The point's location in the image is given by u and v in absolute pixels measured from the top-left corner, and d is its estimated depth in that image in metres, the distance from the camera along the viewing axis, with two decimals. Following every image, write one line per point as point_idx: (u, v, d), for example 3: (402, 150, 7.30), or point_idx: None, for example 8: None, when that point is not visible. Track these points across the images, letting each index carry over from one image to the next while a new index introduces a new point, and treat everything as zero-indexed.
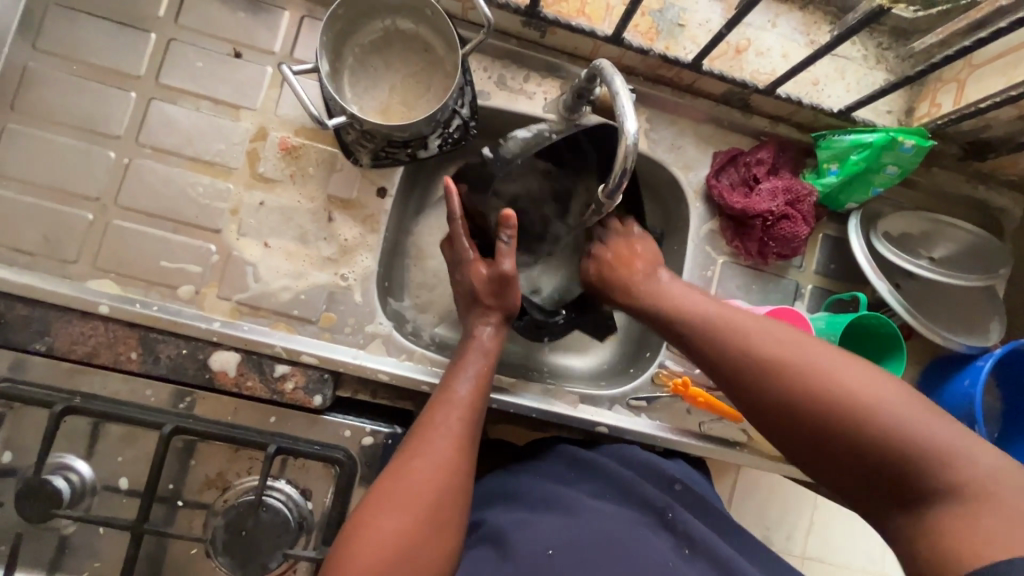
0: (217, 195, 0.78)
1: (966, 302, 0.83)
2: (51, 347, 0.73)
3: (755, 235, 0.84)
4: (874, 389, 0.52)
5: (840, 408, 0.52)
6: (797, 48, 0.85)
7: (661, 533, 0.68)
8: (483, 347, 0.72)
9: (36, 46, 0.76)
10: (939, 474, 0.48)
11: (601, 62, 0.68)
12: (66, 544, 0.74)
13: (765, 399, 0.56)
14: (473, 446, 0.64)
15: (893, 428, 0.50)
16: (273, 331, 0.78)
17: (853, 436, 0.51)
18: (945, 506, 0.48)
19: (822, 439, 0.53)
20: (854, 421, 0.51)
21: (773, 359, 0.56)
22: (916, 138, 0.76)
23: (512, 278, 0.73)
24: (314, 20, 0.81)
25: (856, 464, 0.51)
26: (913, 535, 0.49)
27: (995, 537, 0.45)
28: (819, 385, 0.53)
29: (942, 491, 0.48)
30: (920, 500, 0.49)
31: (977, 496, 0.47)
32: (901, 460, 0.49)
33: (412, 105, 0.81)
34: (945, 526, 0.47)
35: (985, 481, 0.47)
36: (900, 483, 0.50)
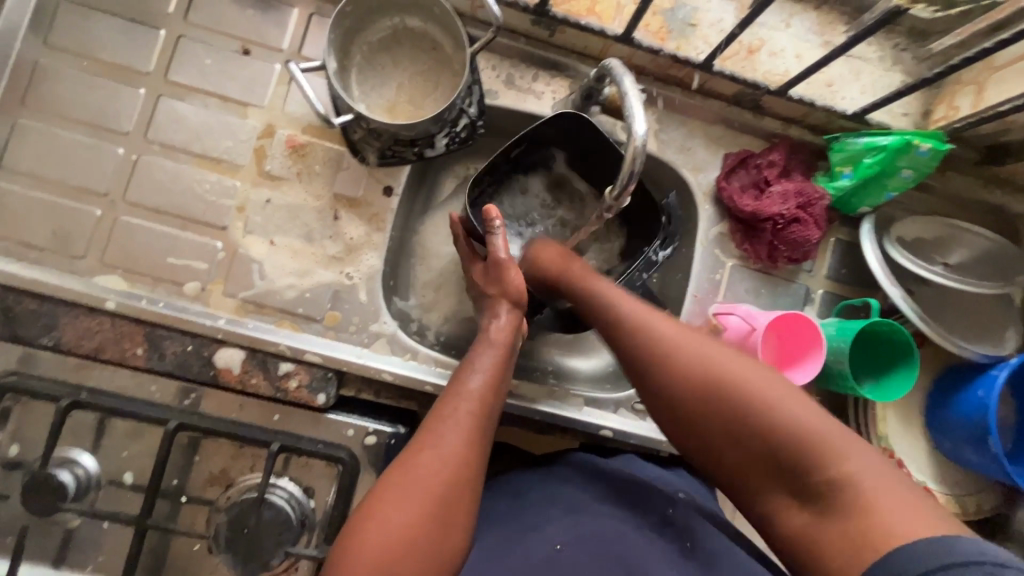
0: (223, 192, 0.78)
1: (980, 310, 0.81)
2: (59, 342, 0.73)
3: (765, 239, 0.82)
4: (753, 383, 0.56)
5: (725, 401, 0.56)
6: (811, 49, 0.84)
7: (663, 532, 0.66)
8: (492, 339, 0.70)
9: (48, 43, 0.77)
10: (823, 466, 0.50)
11: (610, 61, 0.67)
12: (71, 537, 0.75)
13: (670, 398, 0.60)
14: (483, 441, 0.63)
15: (761, 419, 0.54)
16: (278, 329, 0.78)
17: (745, 429, 0.55)
18: (838, 499, 0.49)
19: (718, 433, 0.56)
20: (742, 415, 0.55)
21: (671, 359, 0.60)
22: (933, 142, 0.74)
23: (508, 264, 0.74)
24: (323, 17, 0.81)
25: (753, 458, 0.55)
26: (808, 531, 0.51)
27: (874, 526, 0.47)
28: (710, 381, 0.57)
29: (826, 482, 0.50)
30: (811, 494, 0.51)
31: (858, 488, 0.49)
32: (791, 451, 0.52)
33: (419, 104, 0.80)
34: (836, 520, 0.49)
35: (866, 477, 0.49)
36: (788, 475, 0.52)
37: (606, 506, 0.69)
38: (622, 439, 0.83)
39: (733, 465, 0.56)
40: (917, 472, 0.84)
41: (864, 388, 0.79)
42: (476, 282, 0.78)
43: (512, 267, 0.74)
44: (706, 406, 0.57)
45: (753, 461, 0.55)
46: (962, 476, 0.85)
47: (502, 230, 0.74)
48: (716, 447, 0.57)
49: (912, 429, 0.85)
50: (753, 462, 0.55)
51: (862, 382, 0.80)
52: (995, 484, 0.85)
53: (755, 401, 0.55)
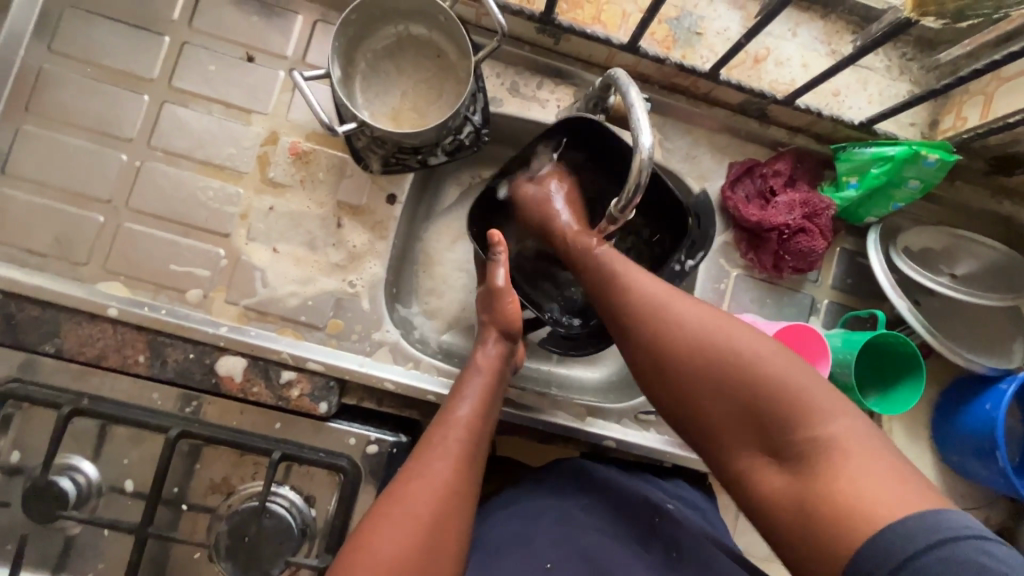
0: (227, 200, 0.78)
1: (989, 322, 0.81)
2: (61, 349, 0.73)
3: (770, 248, 0.82)
4: (746, 347, 0.57)
5: (713, 361, 0.57)
6: (818, 58, 0.83)
7: (651, 545, 0.68)
8: (480, 366, 0.71)
9: (52, 48, 0.77)
10: (808, 425, 0.52)
11: (615, 71, 0.67)
12: (71, 544, 0.74)
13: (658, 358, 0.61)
14: (474, 468, 0.64)
15: (751, 381, 0.55)
16: (280, 337, 0.77)
17: (734, 391, 0.56)
18: (816, 460, 0.51)
19: (704, 393, 0.58)
20: (733, 377, 0.56)
21: (664, 321, 0.61)
22: (940, 152, 0.73)
23: (504, 292, 0.73)
24: (327, 24, 0.81)
25: (737, 419, 0.56)
26: (787, 492, 0.52)
27: (860, 493, 0.48)
28: (704, 344, 0.58)
29: (808, 442, 0.52)
30: (794, 458, 0.52)
31: (842, 450, 0.50)
32: (777, 410, 0.54)
33: (423, 112, 0.80)
34: (818, 484, 0.50)
35: (849, 439, 0.51)
36: (772, 436, 0.54)
37: (600, 520, 0.70)
38: (625, 449, 0.82)
39: (715, 425, 0.57)
40: None
41: (870, 400, 0.78)
42: (478, 308, 0.78)
43: (507, 297, 0.73)
44: (696, 368, 0.58)
45: (736, 421, 0.56)
46: (968, 488, 0.84)
47: (503, 257, 0.74)
48: (699, 407, 0.58)
49: (919, 441, 0.84)
50: (737, 423, 0.56)
51: (867, 394, 0.79)
52: (1003, 497, 0.84)
53: (747, 364, 0.56)
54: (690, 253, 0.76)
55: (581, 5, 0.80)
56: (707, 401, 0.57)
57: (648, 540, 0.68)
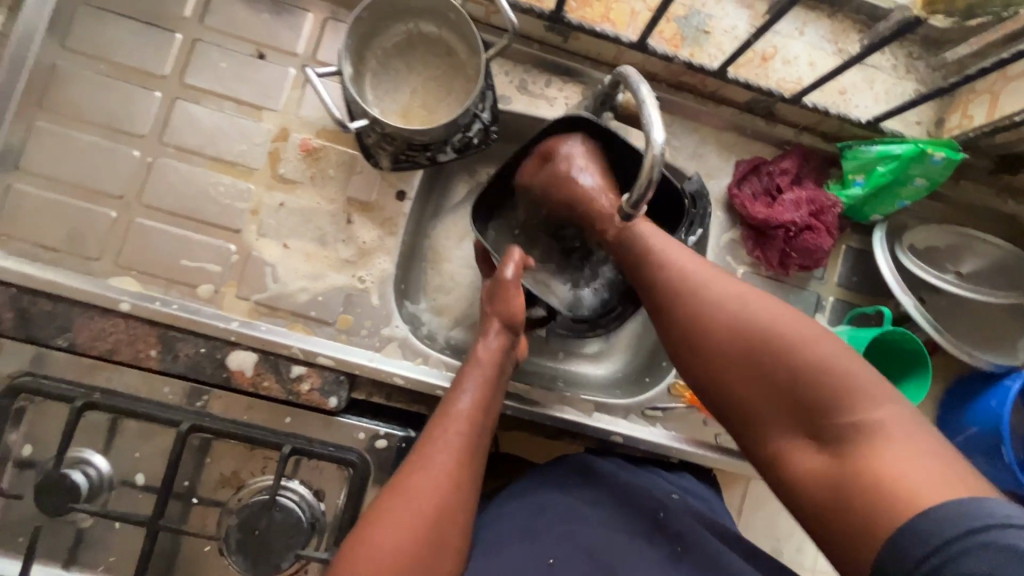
0: (238, 195, 0.78)
1: (993, 320, 0.81)
2: (73, 343, 0.74)
3: (777, 245, 0.82)
4: (793, 328, 0.57)
5: (756, 342, 0.57)
6: (825, 57, 0.84)
7: (654, 539, 0.67)
8: (480, 360, 0.71)
9: (64, 45, 0.77)
10: (853, 407, 0.53)
11: (624, 69, 0.67)
12: (83, 537, 0.75)
13: (700, 339, 0.61)
14: (474, 461, 0.64)
15: (798, 362, 0.55)
16: (290, 332, 0.78)
17: (778, 372, 0.56)
18: (860, 442, 0.52)
19: (749, 372, 0.58)
20: (778, 356, 0.56)
21: (709, 302, 0.61)
22: (946, 150, 0.74)
23: (512, 285, 0.73)
24: (338, 22, 0.81)
25: (780, 399, 0.56)
26: (829, 472, 0.53)
27: (903, 475, 0.49)
28: (750, 325, 0.58)
29: (853, 423, 0.52)
30: (837, 438, 0.53)
31: (886, 432, 0.51)
32: (821, 392, 0.54)
33: (433, 109, 0.80)
34: (862, 465, 0.51)
35: (893, 423, 0.51)
36: (816, 417, 0.54)
37: (604, 513, 0.70)
38: (632, 445, 0.83)
39: (756, 405, 0.58)
40: None
41: None
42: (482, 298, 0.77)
43: (513, 290, 0.73)
44: (741, 348, 0.58)
45: (777, 403, 0.56)
46: None
47: (516, 258, 0.74)
48: (742, 388, 0.58)
49: None
50: (779, 403, 0.56)
51: None
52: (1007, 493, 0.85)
53: (794, 346, 0.56)
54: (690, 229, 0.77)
55: (589, 4, 0.81)
56: (751, 381, 0.58)
57: (651, 533, 0.68)
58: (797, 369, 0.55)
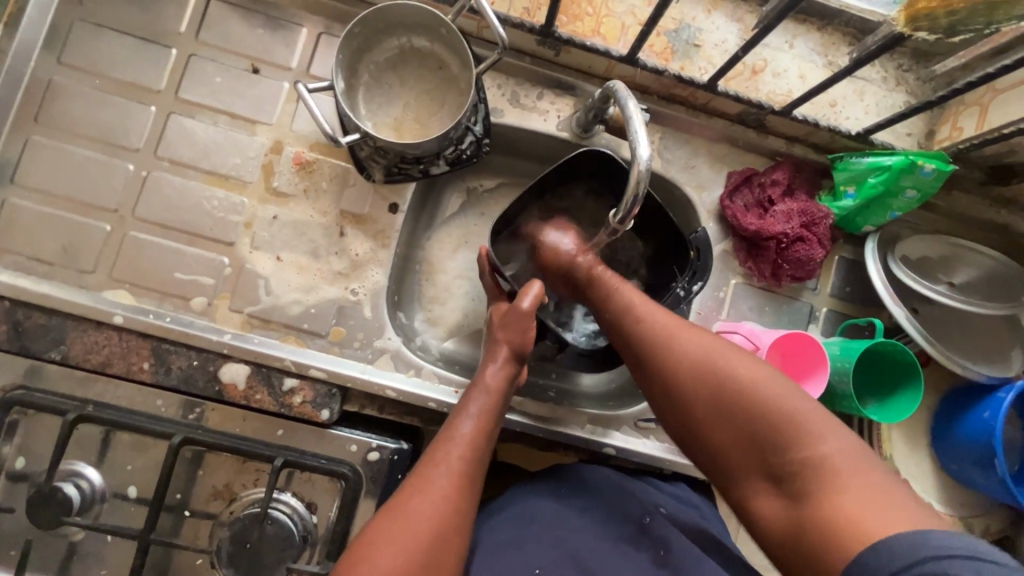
0: (231, 209, 0.79)
1: (987, 331, 0.81)
2: (66, 356, 0.74)
3: (769, 257, 0.82)
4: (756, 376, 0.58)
5: (714, 387, 0.59)
6: (815, 69, 0.84)
7: (640, 544, 0.68)
8: (486, 386, 0.71)
9: (61, 61, 0.78)
10: (808, 450, 0.53)
11: (614, 83, 0.68)
12: (75, 550, 0.75)
13: (661, 383, 0.62)
14: (473, 484, 0.64)
15: (754, 410, 0.56)
16: (282, 345, 0.78)
17: (738, 420, 0.57)
18: (816, 486, 0.52)
19: (713, 420, 0.59)
20: (734, 402, 0.58)
21: (671, 351, 0.62)
22: (937, 162, 0.74)
23: (528, 316, 0.74)
24: (331, 36, 0.82)
25: (742, 445, 0.57)
26: (788, 519, 0.54)
27: (860, 517, 0.49)
28: (710, 372, 0.59)
29: (807, 469, 0.53)
30: (795, 484, 0.54)
31: (840, 476, 0.51)
32: (777, 437, 0.55)
33: (425, 123, 0.81)
34: (817, 510, 0.51)
35: (847, 465, 0.52)
36: (774, 461, 0.55)
37: (594, 522, 0.70)
38: (625, 456, 0.83)
39: (718, 451, 0.59)
40: (923, 492, 0.84)
41: (868, 408, 0.78)
42: (491, 320, 0.77)
43: (530, 322, 0.74)
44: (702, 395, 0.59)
45: (737, 448, 0.58)
46: (968, 496, 0.84)
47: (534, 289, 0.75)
48: (703, 431, 0.60)
49: (918, 449, 0.85)
50: (741, 450, 0.57)
51: (866, 402, 0.79)
52: (1004, 505, 0.84)
53: (755, 395, 0.57)
54: (690, 281, 0.78)
55: (580, 19, 0.82)
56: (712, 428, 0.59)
57: (639, 539, 0.68)
58: (754, 414, 0.56)
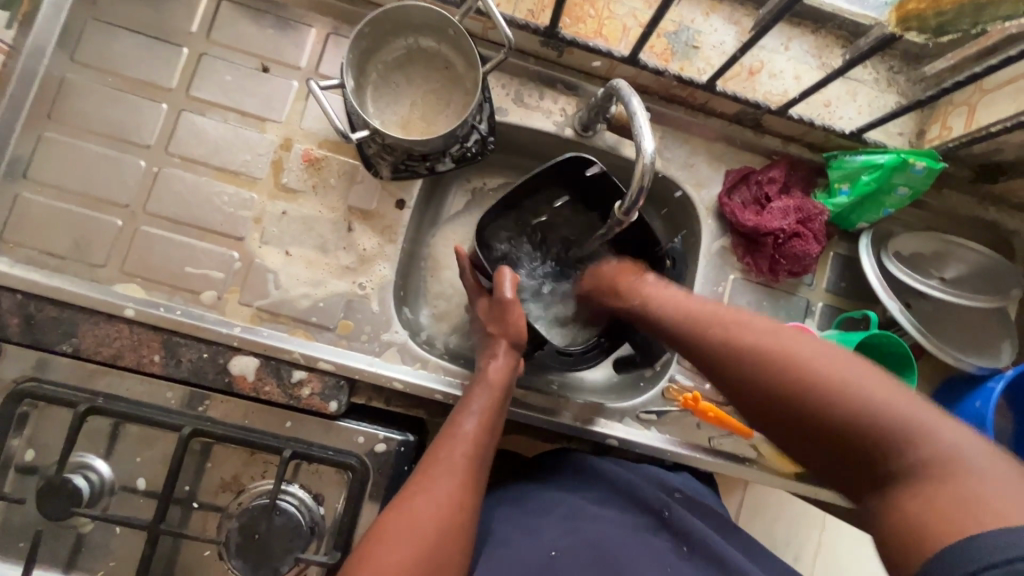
0: (241, 204, 0.80)
1: (977, 325, 0.84)
2: (77, 349, 0.75)
3: (766, 253, 0.85)
4: (841, 372, 0.56)
5: (787, 379, 0.58)
6: (809, 71, 0.87)
7: (660, 533, 0.71)
8: (489, 381, 0.73)
9: (74, 59, 0.80)
10: (902, 441, 0.51)
11: (618, 82, 0.70)
12: (83, 542, 0.76)
13: (734, 381, 0.62)
14: (477, 481, 0.66)
15: (833, 401, 0.54)
16: (291, 338, 0.79)
17: (815, 409, 0.55)
18: (916, 476, 0.50)
19: (792, 415, 0.57)
20: (812, 395, 0.56)
21: (738, 346, 0.62)
22: (927, 160, 0.78)
23: (513, 305, 0.77)
24: (340, 37, 0.84)
25: (827, 441, 0.55)
26: (885, 512, 0.51)
27: (968, 506, 0.46)
28: (788, 370, 0.58)
29: (905, 462, 0.51)
30: (889, 474, 0.52)
31: (939, 465, 0.49)
32: (865, 428, 0.53)
33: (432, 121, 0.83)
34: (914, 503, 0.49)
35: (945, 452, 0.50)
36: (869, 456, 0.53)
37: (610, 513, 0.72)
38: (629, 448, 0.84)
39: (805, 450, 0.57)
40: None
41: None
42: (480, 318, 0.80)
43: (517, 308, 0.77)
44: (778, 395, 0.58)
45: (823, 446, 0.55)
46: None
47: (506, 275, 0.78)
48: (784, 430, 0.58)
49: None
50: (828, 447, 0.55)
51: None
52: None
53: (841, 397, 0.54)
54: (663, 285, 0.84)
55: (583, 20, 0.84)
56: (792, 426, 0.57)
57: (658, 529, 0.72)
58: (834, 406, 0.54)
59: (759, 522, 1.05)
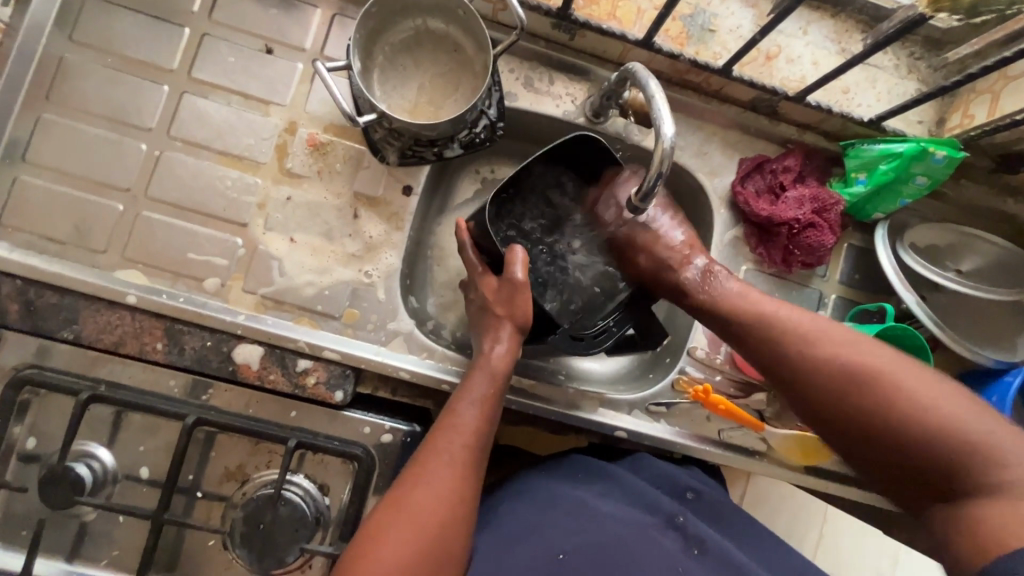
0: (245, 189, 0.79)
1: (997, 319, 0.82)
2: (78, 336, 0.74)
3: (780, 243, 0.83)
4: (930, 392, 0.60)
5: (872, 394, 0.61)
6: (828, 56, 0.85)
7: (669, 534, 0.71)
8: (491, 367, 0.71)
9: (72, 38, 0.78)
10: (976, 460, 0.57)
11: (632, 65, 0.68)
12: (86, 531, 0.75)
13: (815, 391, 0.64)
14: (478, 469, 0.66)
15: (913, 419, 0.59)
16: (296, 326, 0.78)
17: (896, 426, 0.60)
18: (982, 492, 0.56)
19: (875, 428, 0.61)
20: (897, 414, 0.60)
21: (824, 356, 0.64)
22: (947, 149, 0.76)
23: (524, 286, 0.72)
24: (345, 17, 0.82)
25: (901, 453, 0.60)
26: (949, 520, 0.58)
27: None
28: (887, 394, 0.61)
29: (977, 482, 0.56)
30: (960, 489, 0.57)
31: (1002, 485, 0.55)
32: (943, 448, 0.58)
33: (440, 105, 0.81)
34: (978, 515, 0.56)
35: (1013, 477, 0.55)
36: (941, 471, 0.58)
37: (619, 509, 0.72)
38: (636, 439, 0.83)
39: (877, 459, 0.62)
40: None
41: None
42: (485, 296, 0.75)
43: (527, 291, 0.72)
44: (874, 413, 0.61)
45: (899, 459, 0.60)
46: None
47: (515, 254, 0.73)
48: (860, 440, 0.62)
49: None
50: (902, 460, 0.60)
51: None
52: None
53: (926, 417, 0.59)
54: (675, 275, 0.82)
55: (596, 2, 0.82)
56: (869, 437, 0.61)
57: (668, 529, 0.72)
58: (917, 425, 0.59)
59: (762, 515, 1.05)
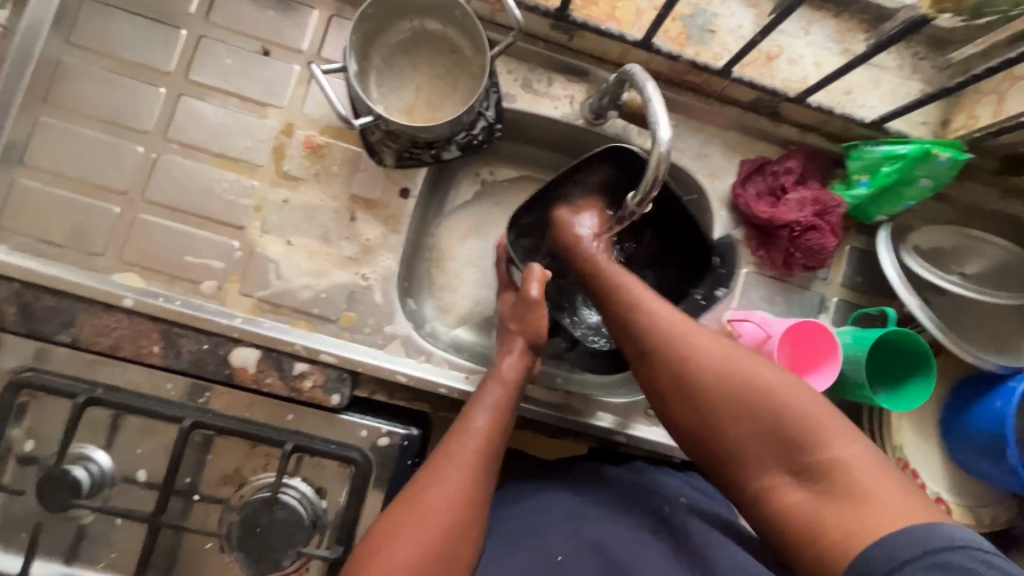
0: (242, 192, 0.78)
1: (1002, 323, 0.81)
2: (76, 339, 0.74)
3: (781, 246, 0.82)
4: (778, 379, 0.60)
5: (727, 381, 0.61)
6: (830, 57, 0.84)
7: (660, 534, 0.69)
8: (503, 377, 0.72)
9: (70, 40, 0.77)
10: (814, 445, 0.56)
11: (631, 66, 0.67)
12: (84, 533, 0.75)
13: (677, 376, 0.64)
14: (488, 475, 0.65)
15: (762, 404, 0.59)
16: (293, 329, 0.78)
17: (745, 411, 0.60)
18: (827, 479, 0.55)
19: (727, 414, 0.60)
20: (750, 398, 0.60)
21: (686, 344, 0.64)
22: (951, 151, 0.74)
23: (538, 304, 0.74)
24: (343, 19, 0.81)
25: (756, 437, 0.59)
26: (796, 508, 0.56)
27: (866, 508, 0.52)
28: (740, 379, 0.61)
29: (815, 464, 0.56)
30: (802, 474, 0.56)
31: (838, 470, 0.55)
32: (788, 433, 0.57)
33: (437, 107, 0.80)
34: (825, 501, 0.54)
35: (849, 461, 0.55)
36: (789, 456, 0.57)
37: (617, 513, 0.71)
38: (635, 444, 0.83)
39: (731, 445, 0.60)
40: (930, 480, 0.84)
41: (880, 397, 0.78)
42: (504, 313, 0.79)
43: (541, 308, 0.75)
44: (726, 398, 0.60)
45: (754, 446, 0.59)
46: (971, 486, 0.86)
47: (534, 274, 0.76)
48: (716, 426, 0.61)
49: (926, 440, 0.86)
50: (752, 445, 0.59)
51: (877, 391, 0.79)
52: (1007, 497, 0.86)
53: (774, 402, 0.59)
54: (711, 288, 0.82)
55: (595, 2, 0.81)
56: (723, 421, 0.61)
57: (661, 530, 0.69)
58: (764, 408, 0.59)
59: None
